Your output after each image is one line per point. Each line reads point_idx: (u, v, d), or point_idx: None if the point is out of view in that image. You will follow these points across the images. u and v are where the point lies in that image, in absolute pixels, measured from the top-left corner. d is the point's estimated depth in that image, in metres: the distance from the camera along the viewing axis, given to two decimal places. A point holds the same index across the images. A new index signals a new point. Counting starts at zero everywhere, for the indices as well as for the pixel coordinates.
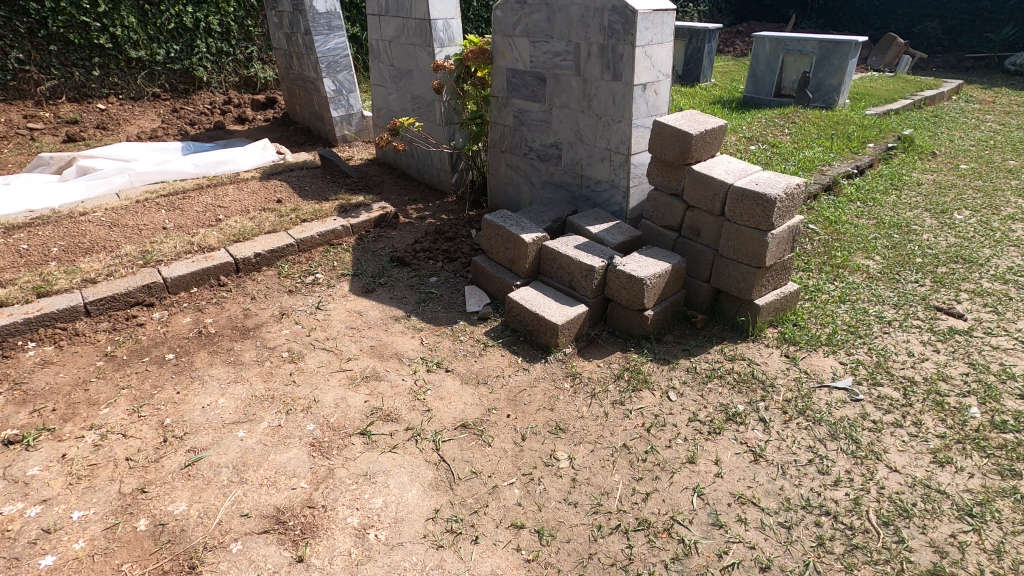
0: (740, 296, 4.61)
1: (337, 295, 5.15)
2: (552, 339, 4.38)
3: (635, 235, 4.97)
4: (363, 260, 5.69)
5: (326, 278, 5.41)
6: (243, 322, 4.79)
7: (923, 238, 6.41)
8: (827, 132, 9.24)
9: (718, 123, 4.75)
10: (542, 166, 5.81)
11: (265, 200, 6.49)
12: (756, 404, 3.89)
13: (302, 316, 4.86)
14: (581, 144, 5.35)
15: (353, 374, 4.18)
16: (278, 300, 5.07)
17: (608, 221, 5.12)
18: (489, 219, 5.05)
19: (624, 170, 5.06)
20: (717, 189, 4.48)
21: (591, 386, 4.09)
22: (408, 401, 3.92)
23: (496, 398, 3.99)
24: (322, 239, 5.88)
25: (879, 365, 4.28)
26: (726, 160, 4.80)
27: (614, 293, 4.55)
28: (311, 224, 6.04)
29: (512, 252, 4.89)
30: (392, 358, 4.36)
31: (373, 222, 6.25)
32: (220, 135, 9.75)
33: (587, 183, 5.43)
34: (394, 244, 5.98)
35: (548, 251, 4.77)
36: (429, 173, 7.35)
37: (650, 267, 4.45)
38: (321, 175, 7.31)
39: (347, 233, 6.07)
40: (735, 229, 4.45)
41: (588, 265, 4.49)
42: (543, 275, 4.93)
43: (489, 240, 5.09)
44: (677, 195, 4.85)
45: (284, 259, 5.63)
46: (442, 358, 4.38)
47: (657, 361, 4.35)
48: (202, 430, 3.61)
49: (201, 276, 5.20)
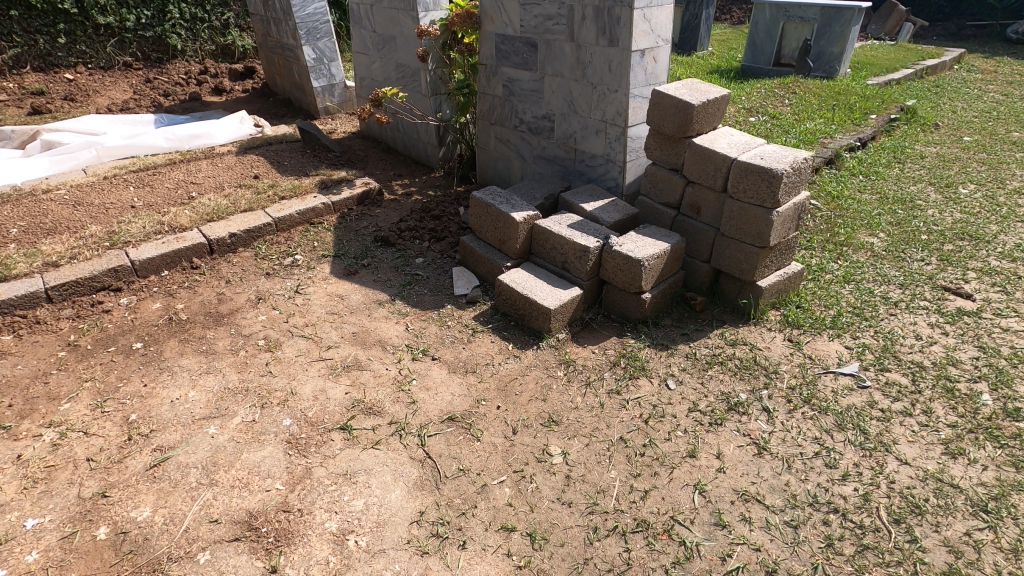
0: (742, 278, 4.38)
1: (317, 278, 4.87)
2: (544, 324, 4.15)
3: (632, 213, 4.70)
4: (345, 240, 5.39)
5: (306, 259, 5.12)
6: (217, 308, 4.52)
7: (928, 214, 6.19)
8: (828, 102, 8.91)
9: (720, 92, 4.45)
10: (533, 139, 5.49)
11: (241, 176, 6.14)
12: (759, 393, 3.70)
13: (280, 300, 4.58)
14: (575, 116, 5.03)
15: (334, 364, 3.94)
16: (255, 283, 4.79)
17: (603, 198, 4.85)
18: (478, 195, 4.75)
19: (620, 144, 4.76)
20: (719, 164, 4.22)
21: (586, 374, 3.88)
22: (392, 393, 3.69)
23: (485, 388, 3.77)
24: (302, 218, 5.58)
25: (886, 349, 4.10)
26: (729, 132, 4.52)
27: (609, 275, 4.31)
28: (290, 202, 5.73)
29: (502, 231, 4.62)
30: (375, 346, 4.12)
31: (355, 200, 5.95)
32: (196, 107, 9.29)
33: (581, 158, 5.13)
34: (378, 222, 5.68)
35: (541, 230, 4.50)
36: (415, 146, 7.00)
37: (648, 247, 4.21)
38: (301, 149, 6.95)
39: (328, 211, 5.76)
40: (737, 206, 4.21)
41: (582, 245, 4.25)
42: (535, 255, 4.67)
43: (477, 219, 4.81)
44: (676, 170, 4.58)
45: (261, 239, 5.34)
46: (429, 345, 4.15)
47: (655, 347, 4.14)
48: (170, 427, 3.37)
49: (171, 258, 4.90)
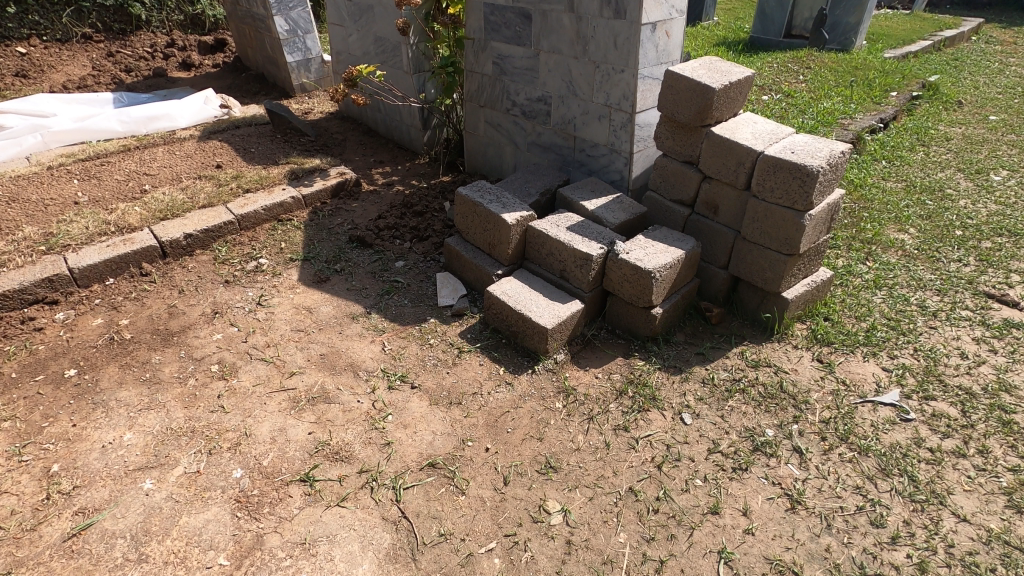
0: (766, 288, 3.85)
1: (283, 287, 4.30)
2: (540, 345, 3.63)
3: (639, 212, 4.14)
4: (316, 240, 4.81)
5: (271, 263, 4.54)
6: (166, 324, 3.96)
7: (960, 206, 5.64)
8: (845, 78, 8.26)
9: (743, 72, 3.85)
10: (527, 124, 4.88)
11: (201, 165, 5.51)
12: (788, 429, 3.21)
13: (239, 314, 4.02)
14: (574, 98, 4.41)
15: (297, 395, 3.40)
16: (211, 294, 4.22)
17: (607, 195, 4.27)
18: (464, 192, 4.17)
19: (626, 132, 4.16)
20: (743, 158, 3.65)
21: (588, 406, 3.37)
22: (363, 432, 3.17)
23: (472, 425, 3.25)
24: (268, 215, 4.98)
25: (930, 372, 3.59)
26: (752, 119, 3.93)
27: (614, 286, 3.77)
28: (256, 196, 5.13)
29: (492, 234, 4.05)
30: (346, 371, 3.59)
31: (329, 192, 5.35)
32: (160, 84, 8.55)
33: (581, 146, 4.53)
34: (354, 218, 5.08)
35: (536, 233, 3.95)
36: (397, 129, 6.35)
37: (660, 254, 3.66)
38: (271, 133, 6.29)
39: (298, 206, 5.17)
40: (763, 208, 3.64)
41: (584, 252, 3.70)
42: (529, 261, 4.11)
43: (463, 219, 4.23)
44: (691, 163, 4.00)
45: (221, 240, 4.75)
46: (408, 369, 3.62)
47: (666, 370, 3.63)
48: (97, 482, 2.85)
49: (117, 264, 4.33)
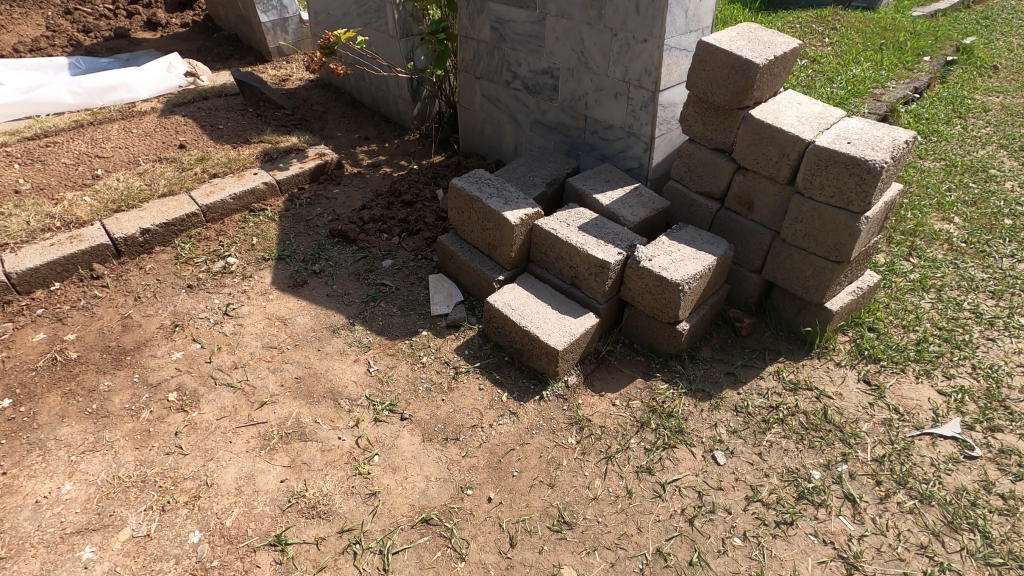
0: (806, 297, 3.36)
1: (255, 292, 3.78)
2: (549, 367, 3.15)
3: (661, 207, 3.60)
4: (292, 234, 4.26)
5: (241, 263, 4.01)
6: (118, 339, 3.44)
7: (1007, 189, 5.11)
8: (874, 41, 7.56)
9: (789, 43, 3.24)
10: (530, 100, 4.27)
11: (162, 146, 4.90)
12: (837, 471, 2.78)
13: (202, 327, 3.51)
14: (586, 72, 3.80)
15: (268, 431, 2.93)
16: (172, 301, 3.70)
17: (623, 186, 3.72)
18: (459, 184, 3.60)
19: (647, 113, 3.59)
20: (787, 148, 3.11)
21: (606, 442, 2.92)
22: (345, 479, 2.72)
23: (471, 467, 2.81)
24: (237, 204, 4.42)
25: (993, 396, 3.15)
26: (795, 100, 3.36)
27: (634, 296, 3.28)
28: (224, 181, 4.55)
29: (492, 235, 3.51)
30: (324, 399, 3.10)
31: (307, 177, 4.77)
32: (122, 46, 7.76)
33: (592, 128, 3.95)
34: (336, 207, 4.52)
35: (544, 234, 3.42)
36: (384, 101, 5.70)
37: (687, 262, 3.16)
38: (242, 105, 5.63)
39: (272, 193, 4.60)
40: (809, 207, 3.12)
41: (600, 259, 3.19)
42: (534, 264, 3.58)
43: (458, 214, 3.68)
44: (723, 151, 3.44)
45: (185, 235, 4.21)
46: (397, 396, 3.14)
47: (693, 395, 3.17)
48: (27, 551, 2.40)
49: (62, 267, 3.79)
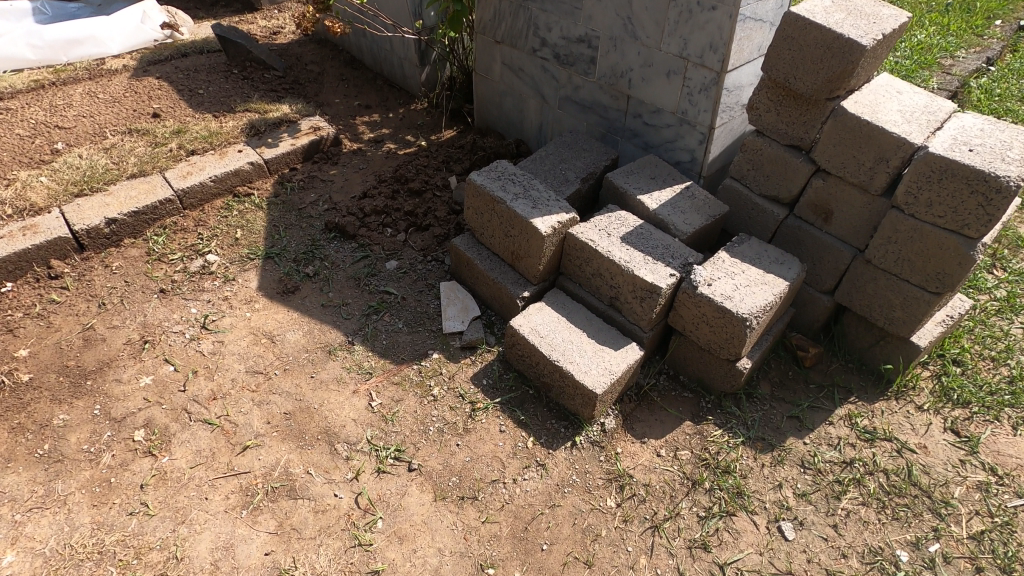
0: (889, 329, 2.84)
1: (238, 300, 3.26)
2: (583, 409, 2.67)
3: (719, 212, 3.03)
4: (282, 226, 3.70)
5: (222, 262, 3.47)
6: (77, 357, 2.95)
7: None
8: (939, 1, 6.70)
9: (896, 16, 2.59)
10: (561, 72, 3.61)
11: (133, 114, 4.27)
12: (929, 554, 2.33)
13: (175, 345, 3.01)
14: (632, 43, 3.14)
15: (251, 484, 2.47)
16: (141, 310, 3.19)
17: (672, 186, 3.13)
18: (479, 180, 3.01)
19: (708, 97, 2.96)
20: (888, 153, 2.51)
21: (651, 507, 2.47)
22: (342, 553, 2.28)
23: (492, 537, 2.36)
24: (219, 188, 3.86)
25: None
26: (895, 88, 2.74)
27: (686, 325, 2.76)
28: (202, 159, 3.96)
29: (518, 243, 2.95)
30: (318, 443, 2.63)
31: (299, 155, 4.17)
32: None
33: (636, 110, 3.32)
34: (332, 194, 3.94)
35: (580, 245, 2.86)
36: (388, 62, 5.00)
37: (755, 289, 2.62)
38: (225, 66, 4.94)
39: (259, 174, 4.02)
40: (909, 226, 2.54)
41: (649, 282, 2.65)
42: (566, 277, 3.04)
43: (476, 214, 3.11)
44: (801, 149, 2.84)
45: (159, 225, 3.66)
46: (404, 439, 2.67)
47: (752, 445, 2.69)
48: None
49: (14, 266, 3.26)
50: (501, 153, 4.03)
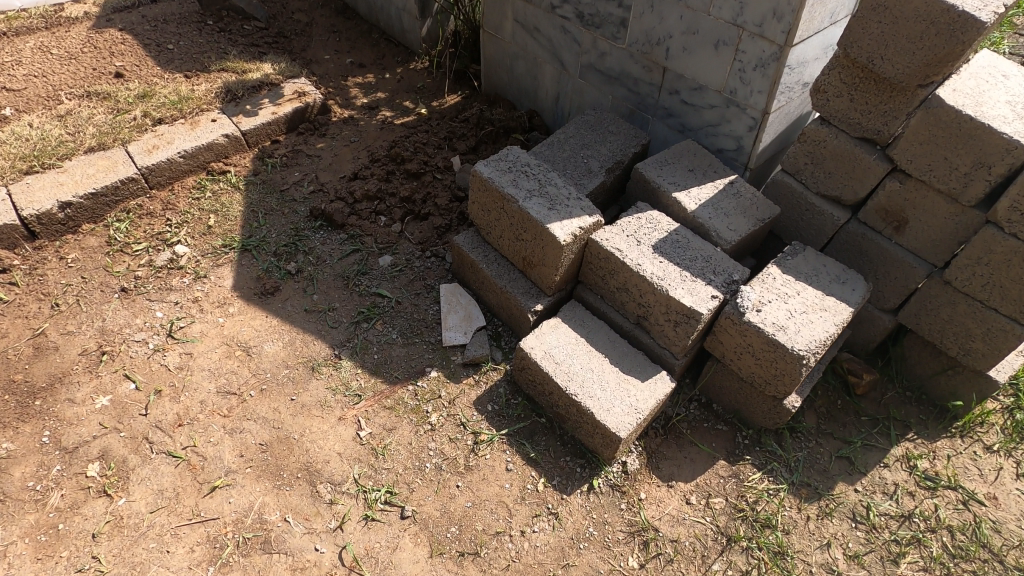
0: (963, 359, 2.43)
1: (210, 302, 2.87)
2: (602, 448, 2.32)
3: (769, 214, 2.56)
4: (261, 212, 3.26)
5: (193, 255, 3.06)
6: (25, 371, 2.58)
7: None
8: None
9: None
10: (583, 35, 3.06)
11: (93, 74, 3.75)
12: None
13: (137, 357, 2.64)
14: (674, 4, 2.59)
15: (220, 534, 2.15)
16: (100, 313, 2.80)
17: (713, 181, 2.65)
18: (485, 172, 2.54)
19: (764, 76, 2.45)
20: (993, 158, 2.04)
21: (679, 569, 2.14)
22: None
23: None
24: (189, 164, 3.40)
25: None
26: (999, 72, 2.23)
27: (726, 353, 2.35)
28: (170, 129, 3.47)
29: (531, 249, 2.51)
30: (297, 482, 2.30)
31: (282, 126, 3.68)
32: None
33: (672, 86, 2.80)
34: (319, 173, 3.47)
35: (604, 255, 2.42)
36: (384, 13, 4.40)
37: (814, 317, 2.20)
38: (199, 15, 4.36)
39: (236, 148, 3.54)
40: (1009, 247, 2.10)
41: (686, 306, 2.23)
42: (585, 287, 2.62)
43: (482, 211, 2.66)
44: (877, 145, 2.35)
45: (122, 209, 3.23)
46: (397, 478, 2.33)
47: (796, 493, 2.34)
48: None
49: None
50: (511, 127, 3.52)
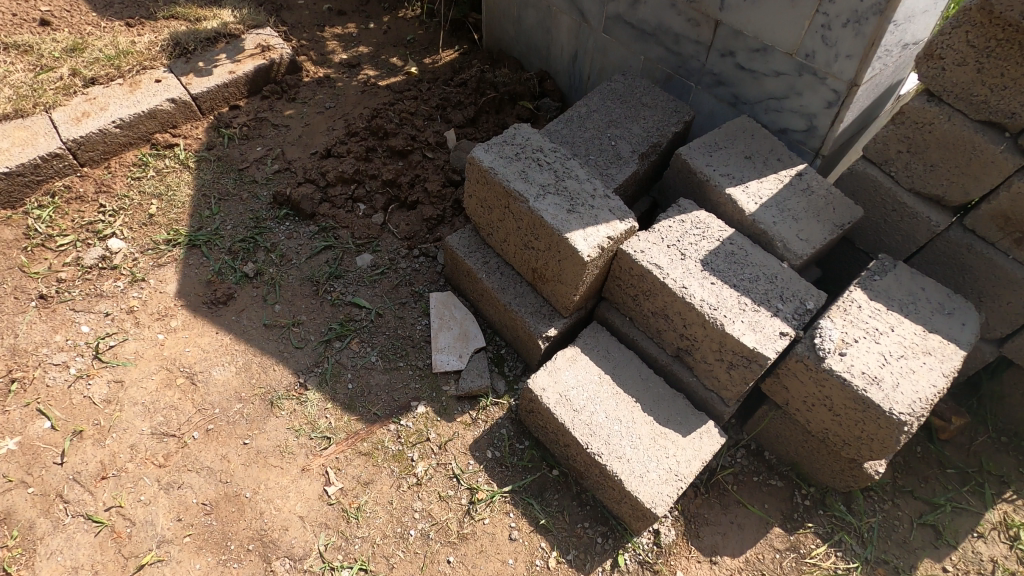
0: None
1: (148, 314, 2.34)
2: (630, 518, 1.85)
3: (850, 217, 1.99)
4: (215, 198, 2.69)
5: (130, 252, 2.51)
6: None
7: None
8: None
9: None
10: None
11: (12, 21, 3.10)
12: None
13: (55, 387, 2.14)
14: None
15: None
16: (11, 327, 2.28)
17: (778, 172, 2.07)
18: (485, 160, 1.96)
19: (858, 34, 1.83)
20: None
21: None
22: None
23: None
24: (128, 136, 2.80)
25: None
26: None
27: (791, 401, 1.84)
28: (105, 92, 2.86)
29: (543, 261, 1.96)
30: (248, 557, 1.84)
31: (241, 88, 3.05)
32: None
33: (726, 45, 2.18)
34: (285, 148, 2.88)
35: (637, 272, 1.88)
36: None
37: (917, 365, 1.67)
38: None
39: (185, 115, 2.94)
40: None
41: (747, 348, 1.70)
42: (611, 307, 2.08)
43: (482, 207, 2.10)
44: (1006, 131, 1.77)
45: (45, 192, 2.66)
46: (372, 552, 1.87)
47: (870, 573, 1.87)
48: None
49: None
50: (517, 93, 2.91)
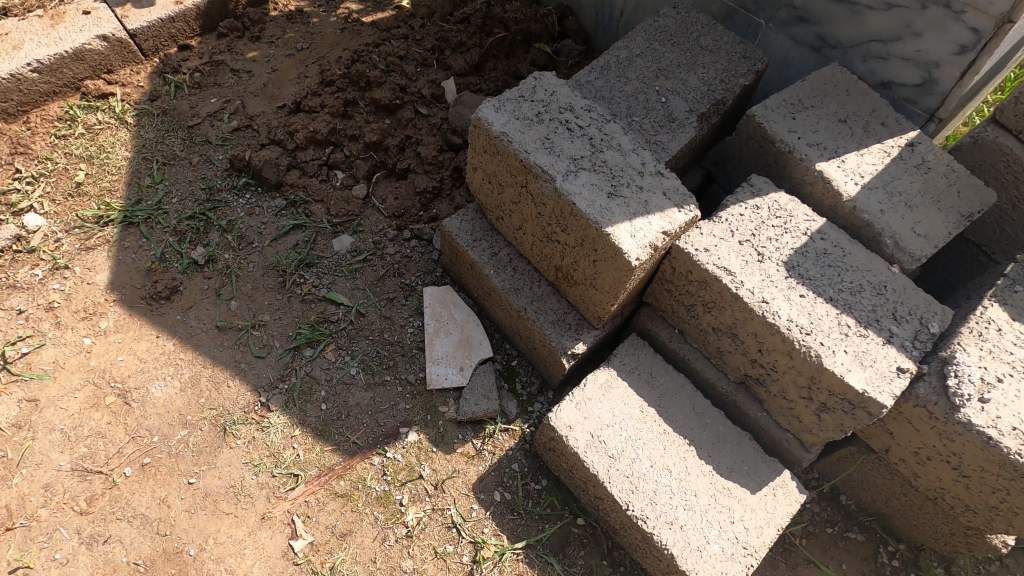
0: None
1: (72, 311, 1.87)
2: None
3: (980, 202, 1.49)
4: (159, 162, 2.18)
5: (51, 231, 2.02)
6: None
7: None
8: None
9: None
10: None
11: None
12: None
13: None
14: None
15: None
16: None
17: (883, 141, 1.57)
18: (495, 122, 1.45)
19: None
20: None
21: None
22: None
23: None
24: (50, 83, 2.26)
25: None
26: None
27: (895, 449, 1.41)
28: (19, 25, 2.28)
29: (571, 259, 1.48)
30: None
31: (192, 22, 2.47)
32: None
33: None
34: (247, 100, 2.34)
35: (699, 277, 1.41)
36: None
37: None
38: None
39: (122, 57, 2.37)
40: None
41: (853, 390, 1.25)
42: (655, 315, 1.62)
43: (490, 184, 1.60)
44: None
45: None
46: None
47: None
48: None
49: None
50: (532, 32, 2.35)
